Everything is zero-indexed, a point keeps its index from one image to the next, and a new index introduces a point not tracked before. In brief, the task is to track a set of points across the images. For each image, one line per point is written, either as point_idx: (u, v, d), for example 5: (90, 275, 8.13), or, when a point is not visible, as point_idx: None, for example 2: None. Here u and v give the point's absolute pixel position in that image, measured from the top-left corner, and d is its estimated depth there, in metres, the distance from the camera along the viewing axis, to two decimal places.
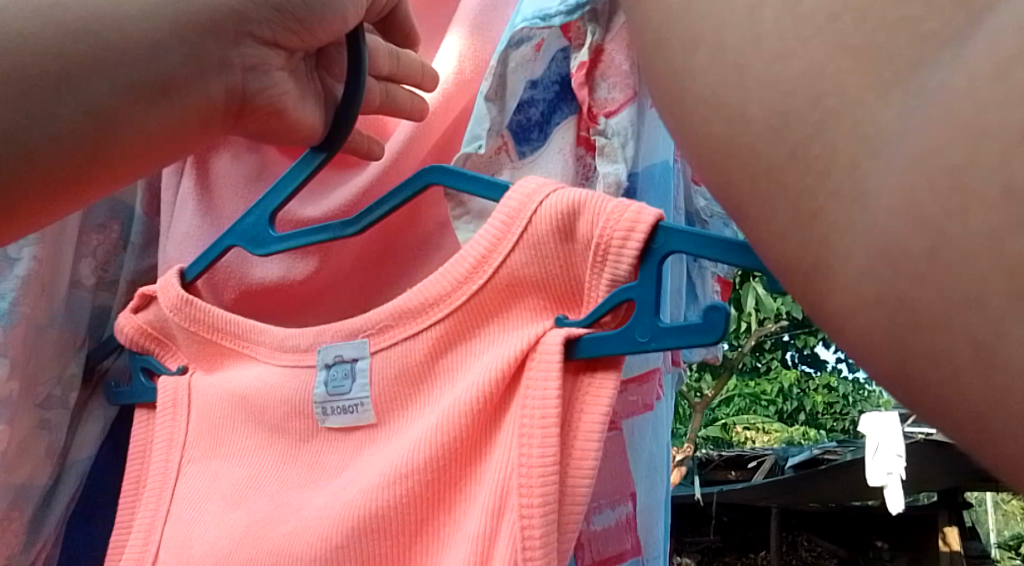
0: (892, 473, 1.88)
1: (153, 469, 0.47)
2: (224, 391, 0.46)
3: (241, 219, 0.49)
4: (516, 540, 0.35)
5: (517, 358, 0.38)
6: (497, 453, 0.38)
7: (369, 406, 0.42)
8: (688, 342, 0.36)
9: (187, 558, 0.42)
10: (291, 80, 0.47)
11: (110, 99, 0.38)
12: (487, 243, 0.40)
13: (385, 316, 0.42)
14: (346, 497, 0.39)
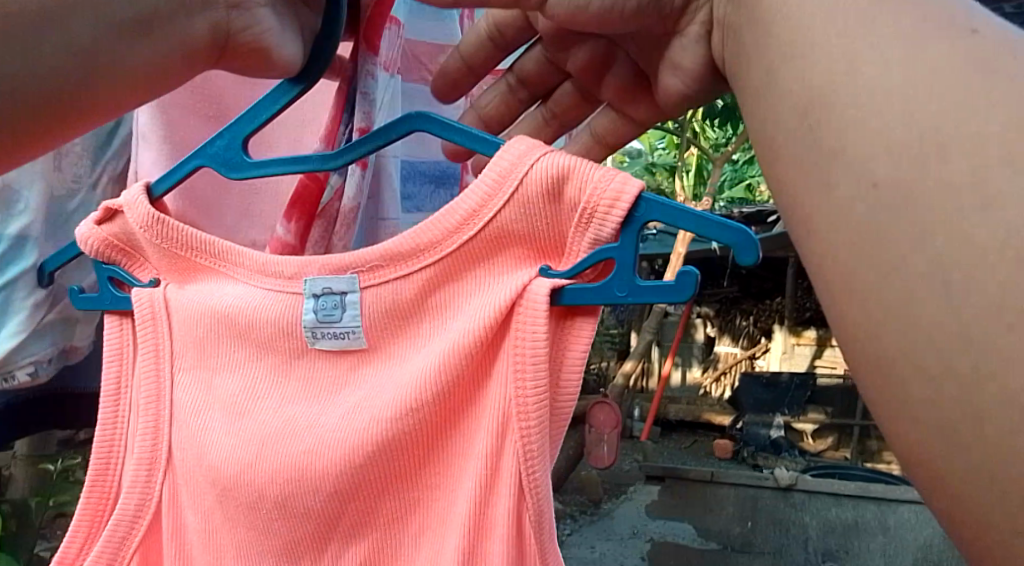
0: None
1: (142, 377, 0.52)
2: (206, 307, 0.50)
3: (212, 141, 0.50)
4: (519, 455, 0.43)
5: (507, 305, 0.44)
6: (495, 385, 0.44)
7: (360, 334, 0.47)
8: (661, 299, 0.40)
9: (208, 461, 0.49)
10: (274, 15, 0.48)
11: (96, 38, 0.42)
12: (477, 198, 0.44)
13: (376, 257, 0.46)
14: (359, 417, 0.46)
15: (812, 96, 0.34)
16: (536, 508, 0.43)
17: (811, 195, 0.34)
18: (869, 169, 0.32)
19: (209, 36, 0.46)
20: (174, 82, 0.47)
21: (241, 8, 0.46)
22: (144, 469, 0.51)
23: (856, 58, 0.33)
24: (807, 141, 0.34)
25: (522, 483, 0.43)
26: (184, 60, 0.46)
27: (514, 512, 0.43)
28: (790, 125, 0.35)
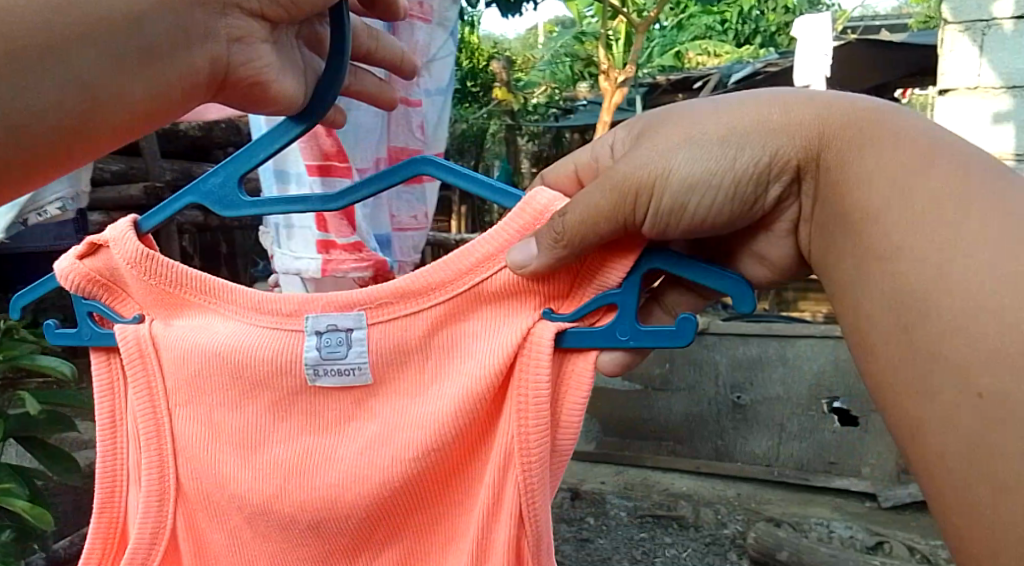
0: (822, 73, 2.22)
1: (144, 411, 0.73)
2: (194, 346, 0.71)
3: (208, 180, 0.67)
4: (520, 488, 0.64)
5: (515, 347, 0.64)
6: (504, 424, 0.66)
7: (365, 370, 0.68)
8: (659, 342, 0.60)
9: (230, 487, 0.71)
10: (273, 52, 0.62)
11: (96, 73, 0.51)
12: (494, 246, 0.65)
13: (387, 296, 0.67)
14: (376, 453, 0.68)
15: (907, 301, 0.50)
16: (535, 533, 0.64)
17: (896, 365, 0.51)
18: (972, 381, 0.47)
19: (209, 66, 0.58)
20: (166, 113, 0.57)
21: (242, 42, 0.59)
22: (156, 499, 0.73)
23: (940, 247, 0.49)
24: (888, 300, 0.51)
25: (524, 512, 0.64)
26: (180, 82, 0.56)
27: (516, 540, 0.64)
28: (866, 272, 0.52)
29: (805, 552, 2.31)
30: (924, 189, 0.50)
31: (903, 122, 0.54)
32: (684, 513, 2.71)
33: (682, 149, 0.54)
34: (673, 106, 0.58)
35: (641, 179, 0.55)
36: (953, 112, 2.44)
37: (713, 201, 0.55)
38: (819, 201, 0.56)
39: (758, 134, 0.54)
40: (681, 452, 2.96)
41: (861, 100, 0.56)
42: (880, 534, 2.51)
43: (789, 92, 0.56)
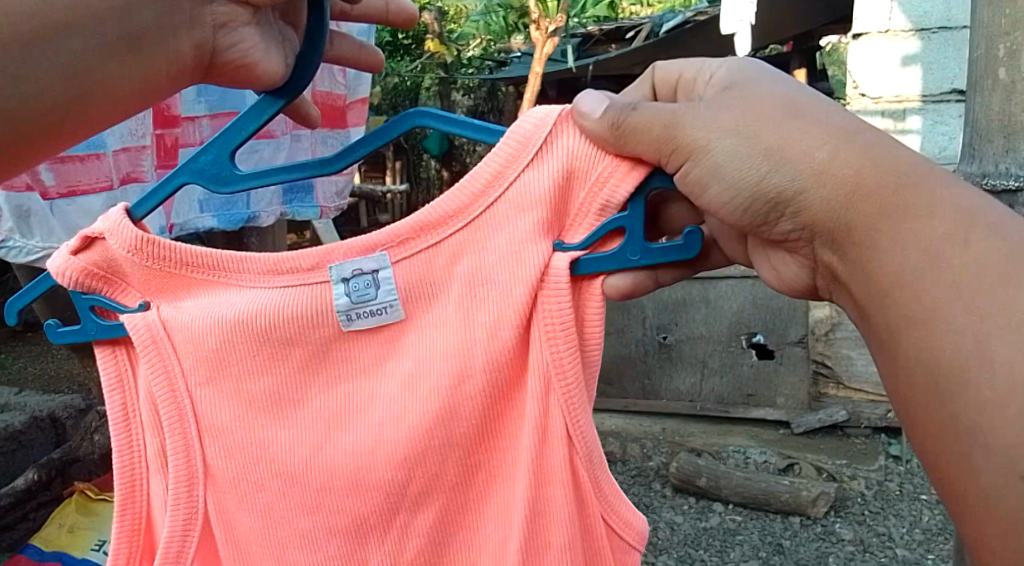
0: (745, 22, 2.27)
1: (165, 395, 0.79)
2: (207, 314, 0.78)
3: (199, 157, 0.73)
4: (561, 408, 0.70)
5: (539, 274, 0.70)
6: (535, 351, 0.71)
7: (396, 307, 0.74)
8: (667, 256, 0.67)
9: (273, 452, 0.78)
10: (257, 32, 0.69)
11: (79, 60, 0.59)
12: (505, 159, 0.70)
13: (407, 231, 0.72)
14: (412, 395, 0.74)
15: (935, 345, 0.54)
16: (584, 447, 0.70)
17: (911, 386, 0.57)
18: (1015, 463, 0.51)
19: (190, 49, 0.65)
20: (148, 94, 0.65)
21: (225, 25, 0.67)
22: (186, 484, 0.80)
23: (961, 292, 0.53)
24: (921, 358, 0.55)
25: (572, 432, 0.70)
26: (167, 67, 0.64)
27: (569, 457, 0.70)
28: (898, 324, 0.56)
29: (722, 478, 2.45)
30: (967, 262, 0.53)
31: (954, 188, 0.56)
32: (613, 448, 2.81)
33: (730, 139, 0.60)
34: (744, 85, 0.62)
35: (680, 141, 0.62)
36: (864, 57, 2.46)
37: (730, 198, 0.62)
38: (839, 257, 0.60)
39: (795, 148, 0.59)
40: (610, 393, 3.09)
41: (918, 161, 0.58)
42: (790, 455, 2.66)
43: (845, 121, 0.60)
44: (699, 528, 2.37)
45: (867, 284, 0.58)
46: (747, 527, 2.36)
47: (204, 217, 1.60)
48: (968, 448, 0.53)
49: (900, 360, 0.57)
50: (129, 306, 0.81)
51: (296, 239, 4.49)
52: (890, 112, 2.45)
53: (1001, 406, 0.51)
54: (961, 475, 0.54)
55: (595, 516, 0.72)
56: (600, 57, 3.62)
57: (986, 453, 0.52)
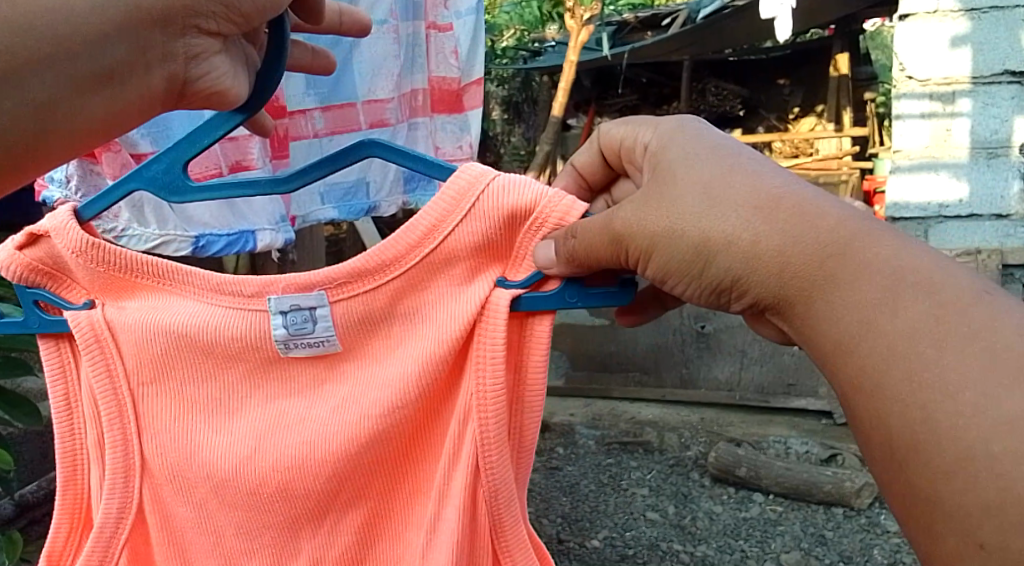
0: (784, 4, 2.22)
1: (106, 393, 0.83)
2: (149, 320, 0.82)
3: (148, 166, 0.76)
4: (478, 440, 0.75)
5: (472, 321, 0.76)
6: (466, 384, 0.77)
7: (334, 340, 0.79)
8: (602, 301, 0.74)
9: (202, 457, 0.82)
10: (224, 58, 0.69)
11: (51, 95, 0.61)
12: (436, 217, 0.76)
13: (344, 275, 0.78)
14: (348, 413, 0.79)
15: (897, 411, 0.51)
16: (488, 482, 0.75)
17: (875, 430, 0.53)
18: (975, 534, 0.48)
19: (162, 79, 0.66)
20: (120, 123, 0.66)
21: (199, 57, 0.67)
22: (122, 475, 0.83)
23: (899, 351, 0.52)
24: (878, 422, 0.53)
25: (479, 464, 0.75)
26: (138, 100, 0.65)
27: (471, 486, 0.76)
28: (848, 389, 0.55)
29: (762, 468, 2.43)
30: (893, 329, 0.52)
31: (881, 246, 0.56)
32: (649, 437, 2.79)
33: (664, 236, 0.63)
34: (677, 160, 0.65)
35: (629, 247, 0.65)
36: (912, 39, 2.37)
37: (686, 291, 0.64)
38: (788, 326, 0.60)
39: (713, 224, 0.60)
40: (647, 382, 3.09)
41: (842, 221, 0.58)
42: (834, 446, 2.62)
43: (771, 185, 0.60)
44: (738, 519, 2.35)
45: (812, 356, 0.58)
46: (788, 517, 2.33)
47: (325, 208, 1.66)
48: (939, 503, 0.50)
49: (859, 423, 0.54)
50: (74, 303, 0.83)
51: (333, 230, 4.53)
52: (939, 95, 2.37)
53: (951, 473, 0.49)
54: (930, 528, 0.51)
55: (484, 549, 0.77)
56: (636, 44, 3.58)
57: (954, 516, 0.49)
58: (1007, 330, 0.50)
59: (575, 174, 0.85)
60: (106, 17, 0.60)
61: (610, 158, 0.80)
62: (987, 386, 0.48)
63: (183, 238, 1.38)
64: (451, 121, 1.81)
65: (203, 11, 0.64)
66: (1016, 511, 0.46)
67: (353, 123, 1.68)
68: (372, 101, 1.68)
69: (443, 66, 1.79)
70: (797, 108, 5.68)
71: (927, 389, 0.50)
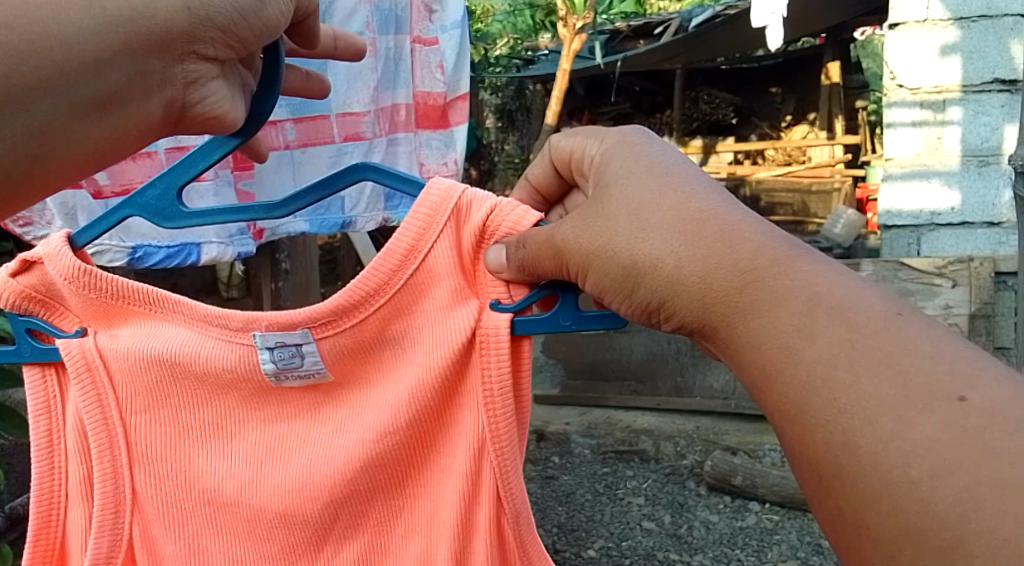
0: (775, 14, 2.24)
1: (97, 422, 0.84)
2: (139, 347, 0.82)
3: (141, 194, 0.77)
4: (497, 471, 0.75)
5: (460, 345, 0.75)
6: (466, 412, 0.77)
7: (324, 371, 0.80)
8: (591, 324, 0.71)
9: (214, 480, 0.84)
10: (221, 83, 0.69)
11: (55, 124, 0.60)
12: (410, 238, 0.75)
13: (326, 312, 0.77)
14: (347, 439, 0.80)
15: (821, 443, 0.50)
16: (512, 510, 0.76)
17: (800, 457, 0.53)
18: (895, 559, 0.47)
19: (161, 105, 0.66)
20: (117, 149, 0.66)
21: (197, 82, 0.67)
22: (112, 510, 0.84)
23: (819, 370, 0.51)
24: (805, 448, 0.52)
25: (501, 492, 0.75)
26: (136, 125, 0.65)
27: (495, 517, 0.76)
28: (777, 417, 0.54)
29: (758, 477, 2.42)
30: (813, 354, 0.52)
31: (800, 271, 0.56)
32: (645, 446, 2.79)
33: (599, 255, 0.64)
34: (614, 179, 0.66)
35: (569, 261, 0.66)
36: (902, 48, 2.40)
37: (623, 311, 0.65)
38: (717, 350, 0.60)
39: (641, 248, 0.61)
40: (642, 391, 3.08)
41: (766, 246, 0.57)
42: None
43: (699, 205, 0.61)
44: (735, 528, 2.34)
45: (745, 382, 0.57)
46: (784, 526, 2.33)
47: (299, 223, 1.75)
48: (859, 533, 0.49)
49: (789, 444, 0.54)
50: (67, 331, 0.84)
51: (328, 238, 4.54)
52: (929, 104, 2.39)
53: (876, 498, 0.48)
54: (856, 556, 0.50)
55: None
56: (630, 53, 3.61)
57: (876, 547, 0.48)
58: (916, 352, 0.50)
59: (530, 188, 0.84)
60: (110, 47, 0.60)
61: (561, 170, 0.79)
62: (898, 410, 0.48)
63: (116, 247, 1.59)
64: (436, 136, 1.97)
65: (201, 35, 0.65)
66: (936, 535, 0.45)
67: (327, 135, 1.82)
68: (347, 114, 1.83)
69: (429, 80, 1.93)
70: (789, 116, 5.72)
71: (843, 413, 0.50)
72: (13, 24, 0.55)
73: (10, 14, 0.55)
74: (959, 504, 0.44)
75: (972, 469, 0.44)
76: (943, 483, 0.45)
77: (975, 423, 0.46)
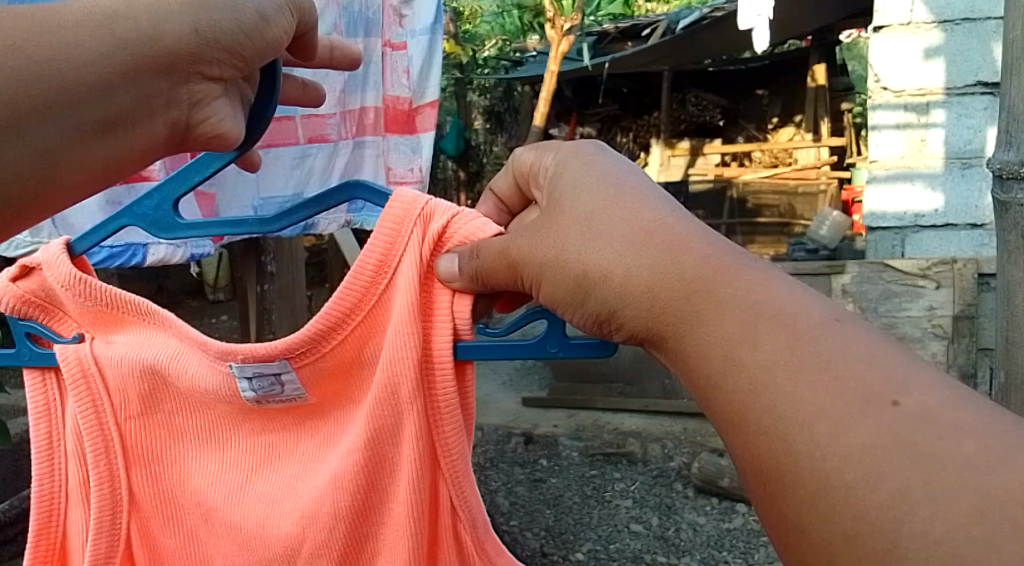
0: (762, 16, 2.26)
1: (93, 426, 0.84)
2: (136, 354, 0.83)
3: (139, 204, 0.78)
4: (451, 482, 0.75)
5: (417, 363, 0.73)
6: (411, 431, 0.74)
7: (304, 395, 0.80)
8: (580, 352, 0.69)
9: (206, 486, 0.85)
10: (225, 103, 0.68)
11: (54, 144, 0.58)
12: (379, 252, 0.74)
13: (289, 351, 0.76)
14: (327, 452, 0.81)
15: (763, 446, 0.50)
16: (468, 516, 0.76)
17: (743, 461, 0.52)
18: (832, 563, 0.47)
19: (164, 125, 0.65)
20: (117, 168, 0.64)
21: (201, 103, 0.66)
22: (109, 509, 0.85)
23: (762, 377, 0.51)
24: (749, 455, 0.51)
25: (454, 504, 0.76)
26: (136, 144, 0.64)
27: (453, 528, 0.76)
28: (719, 422, 0.54)
29: (745, 478, 2.42)
30: (757, 358, 0.52)
31: (744, 279, 0.56)
32: (632, 449, 2.79)
33: (553, 265, 0.64)
34: (568, 191, 0.66)
35: (523, 270, 0.66)
36: (886, 51, 2.42)
37: (575, 322, 0.64)
38: (670, 358, 0.59)
39: (591, 259, 0.61)
40: (631, 393, 3.08)
41: (708, 258, 0.58)
42: None
43: (649, 220, 0.61)
44: (721, 530, 2.35)
45: (691, 388, 0.57)
46: None
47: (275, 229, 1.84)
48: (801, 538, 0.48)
49: (735, 451, 0.53)
50: (65, 336, 0.84)
51: (314, 240, 4.51)
52: (913, 106, 2.41)
53: (810, 496, 0.47)
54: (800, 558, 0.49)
55: None
56: (617, 55, 3.62)
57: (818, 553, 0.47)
58: (852, 360, 0.49)
59: (495, 199, 0.84)
60: (112, 67, 0.59)
61: (522, 184, 0.79)
62: (832, 415, 0.47)
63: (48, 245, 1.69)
64: (404, 141, 1.98)
65: (207, 57, 0.64)
66: (872, 539, 0.44)
67: (291, 136, 1.87)
68: (312, 116, 1.88)
69: (397, 85, 1.95)
70: (777, 119, 5.76)
71: (782, 422, 0.49)
72: (20, 46, 0.55)
73: (16, 36, 0.55)
74: (885, 504, 0.44)
75: (901, 472, 0.44)
76: (874, 488, 0.45)
77: (906, 427, 0.45)
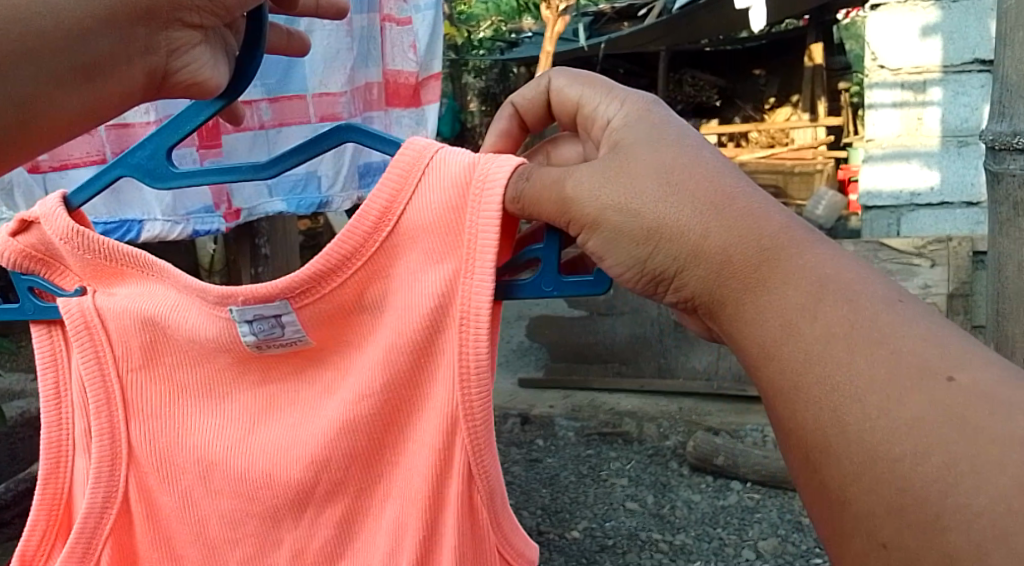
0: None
1: (97, 378, 0.85)
2: (135, 306, 0.83)
3: (136, 153, 0.77)
4: (469, 448, 0.73)
5: (427, 313, 0.73)
6: (440, 387, 0.75)
7: (304, 338, 0.79)
8: (581, 288, 0.69)
9: (215, 441, 0.84)
10: (205, 50, 0.69)
11: (32, 90, 0.60)
12: (386, 198, 0.73)
13: (292, 286, 0.75)
14: (324, 416, 0.80)
15: (808, 443, 0.52)
16: (485, 487, 0.73)
17: (785, 424, 0.53)
18: (877, 533, 0.49)
19: (144, 72, 0.66)
20: (96, 115, 0.66)
21: (181, 50, 0.67)
22: (109, 462, 0.85)
23: (814, 350, 0.52)
24: (794, 419, 0.52)
25: (473, 471, 0.73)
26: (118, 92, 0.65)
27: (468, 493, 0.74)
28: (771, 394, 0.54)
29: (739, 455, 2.44)
30: (825, 322, 0.52)
31: (813, 253, 0.55)
32: (628, 428, 2.80)
33: (611, 211, 0.59)
34: (641, 140, 0.61)
35: (574, 210, 0.61)
36: (883, 29, 2.40)
37: (618, 269, 0.61)
38: (717, 321, 0.58)
39: (667, 212, 0.57)
40: (628, 372, 3.10)
41: (784, 228, 0.56)
42: None
43: (731, 184, 0.58)
44: (716, 507, 2.37)
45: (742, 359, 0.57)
46: (766, 504, 2.36)
47: (275, 201, 1.88)
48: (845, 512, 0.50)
49: (774, 412, 0.54)
50: (67, 290, 0.85)
51: (310, 223, 4.49)
52: (910, 84, 2.40)
53: (856, 477, 0.49)
54: (843, 527, 0.51)
55: (491, 549, 0.75)
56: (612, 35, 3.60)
57: (856, 523, 0.50)
58: (905, 336, 0.50)
59: (514, 111, 0.80)
60: (87, 14, 0.60)
61: (561, 114, 0.76)
62: (891, 388, 0.49)
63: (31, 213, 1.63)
64: (407, 114, 2.03)
65: (186, 4, 0.66)
66: (916, 510, 0.46)
67: (303, 115, 1.85)
68: (324, 94, 1.86)
69: (401, 60, 2.00)
70: (773, 97, 5.75)
71: (834, 393, 0.50)
72: None
73: None
74: (937, 482, 0.46)
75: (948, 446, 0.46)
76: (924, 462, 0.46)
77: (960, 402, 0.47)
